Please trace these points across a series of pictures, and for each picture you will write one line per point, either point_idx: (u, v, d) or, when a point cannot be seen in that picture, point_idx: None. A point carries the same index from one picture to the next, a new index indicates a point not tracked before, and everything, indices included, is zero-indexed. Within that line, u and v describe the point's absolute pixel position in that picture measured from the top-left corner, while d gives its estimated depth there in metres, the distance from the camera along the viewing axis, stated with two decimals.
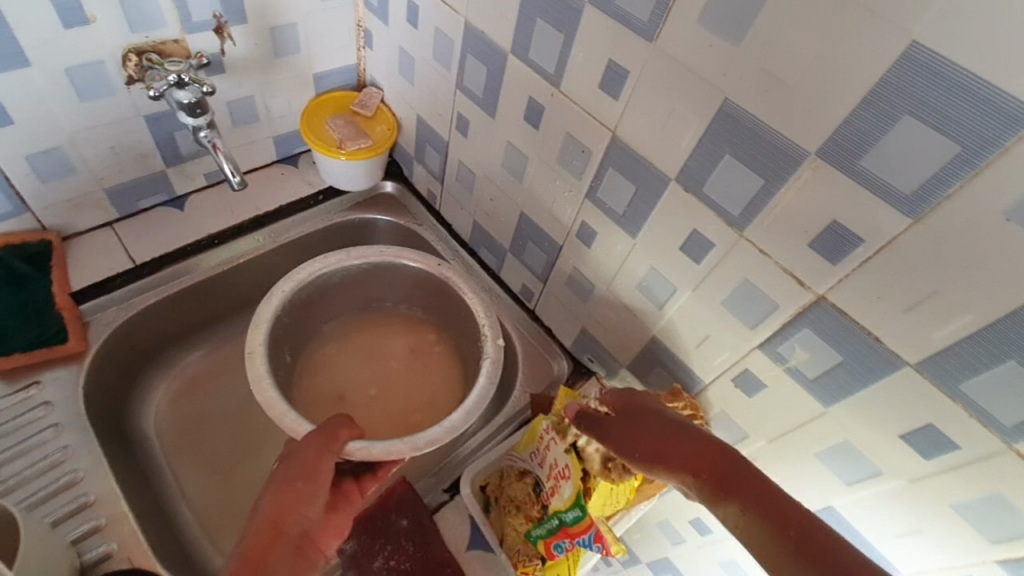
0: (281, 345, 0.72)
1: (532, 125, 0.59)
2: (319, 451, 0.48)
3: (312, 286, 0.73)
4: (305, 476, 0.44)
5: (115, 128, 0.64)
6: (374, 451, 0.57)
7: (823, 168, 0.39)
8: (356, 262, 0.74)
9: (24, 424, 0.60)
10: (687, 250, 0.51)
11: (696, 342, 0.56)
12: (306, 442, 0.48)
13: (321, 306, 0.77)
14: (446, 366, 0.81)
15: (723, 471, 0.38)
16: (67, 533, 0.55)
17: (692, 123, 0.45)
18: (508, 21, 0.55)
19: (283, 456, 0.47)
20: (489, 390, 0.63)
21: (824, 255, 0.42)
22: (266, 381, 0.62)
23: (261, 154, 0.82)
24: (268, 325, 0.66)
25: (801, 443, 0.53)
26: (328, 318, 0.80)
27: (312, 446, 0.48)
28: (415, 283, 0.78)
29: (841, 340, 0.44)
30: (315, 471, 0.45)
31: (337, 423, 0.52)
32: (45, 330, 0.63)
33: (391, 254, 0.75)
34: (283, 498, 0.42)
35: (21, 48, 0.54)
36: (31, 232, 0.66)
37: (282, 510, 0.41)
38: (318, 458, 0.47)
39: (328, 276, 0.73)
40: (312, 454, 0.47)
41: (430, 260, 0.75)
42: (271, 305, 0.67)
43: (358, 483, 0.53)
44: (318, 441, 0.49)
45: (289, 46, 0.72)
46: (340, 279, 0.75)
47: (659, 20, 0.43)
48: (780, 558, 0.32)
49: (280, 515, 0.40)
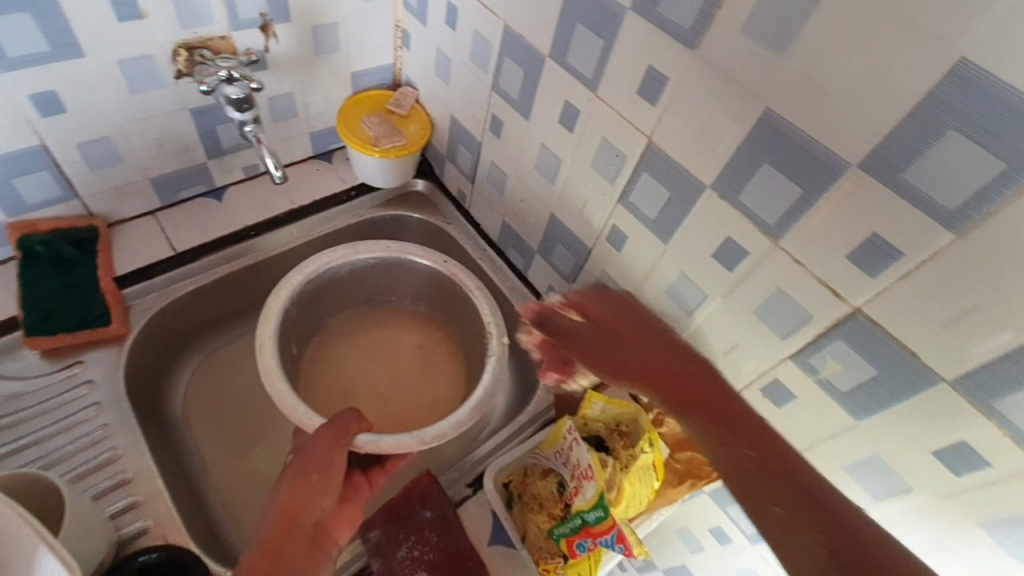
0: (289, 337, 0.73)
1: (567, 128, 0.60)
2: (331, 444, 0.50)
3: (319, 281, 0.75)
4: (318, 470, 0.47)
5: (163, 120, 0.67)
6: (382, 445, 0.58)
7: (865, 181, 0.39)
8: (364, 256, 0.76)
9: (68, 401, 0.63)
10: (720, 258, 0.52)
11: (725, 349, 0.56)
12: (318, 438, 0.50)
13: (327, 300, 0.79)
14: (448, 365, 0.82)
15: (694, 389, 0.45)
16: (106, 507, 0.58)
17: (730, 131, 0.45)
18: (548, 25, 0.56)
19: (299, 452, 0.49)
20: (494, 387, 0.65)
21: (861, 268, 0.42)
22: (275, 375, 0.63)
23: (298, 149, 0.84)
24: (277, 318, 0.68)
25: (828, 455, 0.53)
26: (335, 312, 0.81)
27: (325, 439, 0.50)
28: (424, 281, 0.80)
29: (876, 352, 0.44)
30: (328, 465, 0.48)
31: (348, 418, 0.54)
32: (90, 312, 0.66)
33: (399, 249, 0.77)
34: (298, 492, 0.45)
35: (77, 39, 0.56)
36: (79, 217, 0.69)
37: (297, 503, 0.44)
38: (330, 453, 0.49)
39: (334, 271, 0.75)
40: (324, 448, 0.49)
41: (435, 256, 0.76)
42: (281, 299, 0.69)
43: (368, 475, 0.57)
44: (329, 437, 0.51)
45: (329, 45, 0.73)
46: (347, 274, 0.77)
47: (702, 29, 0.43)
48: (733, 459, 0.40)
49: (294, 509, 0.44)
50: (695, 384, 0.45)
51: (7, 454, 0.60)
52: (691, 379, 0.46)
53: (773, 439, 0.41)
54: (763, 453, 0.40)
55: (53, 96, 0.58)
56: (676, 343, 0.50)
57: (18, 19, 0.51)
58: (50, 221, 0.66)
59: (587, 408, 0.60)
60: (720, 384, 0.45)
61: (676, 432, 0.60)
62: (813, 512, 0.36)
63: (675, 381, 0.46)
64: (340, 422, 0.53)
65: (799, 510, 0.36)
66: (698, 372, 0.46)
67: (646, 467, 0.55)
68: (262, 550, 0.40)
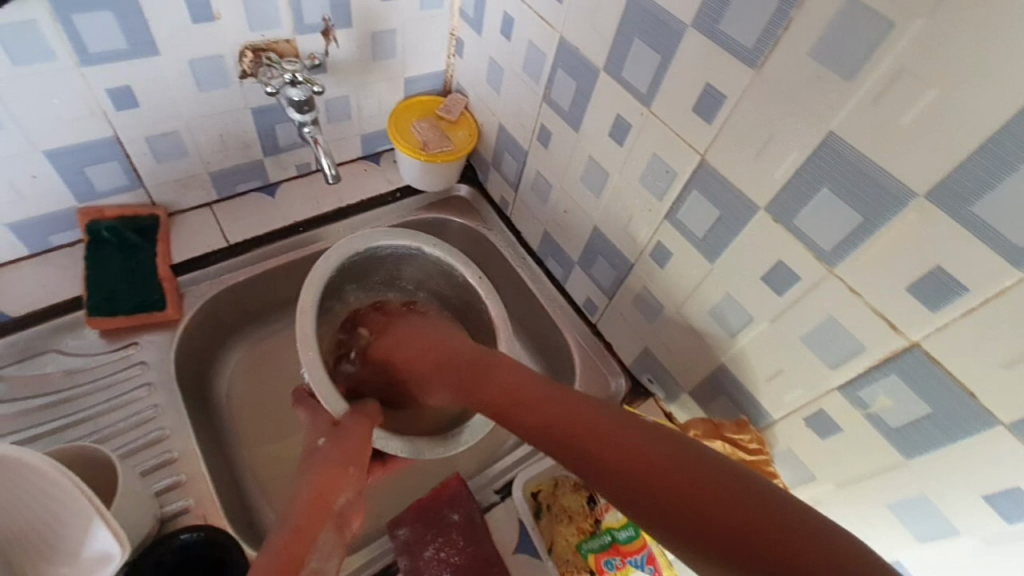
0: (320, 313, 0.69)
1: (617, 141, 0.60)
2: (364, 437, 0.53)
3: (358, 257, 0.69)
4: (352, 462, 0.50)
5: (227, 118, 0.70)
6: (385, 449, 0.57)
7: (931, 213, 0.38)
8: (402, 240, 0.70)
9: (121, 380, 0.66)
10: (770, 281, 0.51)
11: (768, 376, 0.55)
12: (350, 427, 0.54)
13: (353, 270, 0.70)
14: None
15: (522, 404, 0.49)
16: (153, 484, 0.60)
17: (788, 155, 0.44)
18: (604, 39, 0.56)
19: (333, 438, 0.52)
20: None
21: (922, 301, 0.41)
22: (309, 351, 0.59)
23: (349, 150, 0.86)
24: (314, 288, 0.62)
25: (870, 491, 0.52)
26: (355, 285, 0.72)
27: (357, 433, 0.53)
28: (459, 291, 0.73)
29: (931, 389, 0.43)
30: (360, 455, 0.51)
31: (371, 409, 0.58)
32: (148, 296, 0.69)
33: (431, 243, 0.70)
34: (329, 478, 0.47)
35: (153, 38, 0.58)
36: (142, 206, 0.72)
37: (327, 489, 0.46)
38: (363, 442, 0.52)
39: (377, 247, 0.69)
40: (359, 438, 0.53)
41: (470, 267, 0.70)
42: (322, 268, 0.64)
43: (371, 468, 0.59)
44: (365, 425, 0.55)
45: (385, 50, 0.75)
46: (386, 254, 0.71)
47: (767, 49, 0.42)
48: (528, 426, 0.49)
49: (325, 492, 0.46)
50: (508, 386, 0.52)
51: (63, 427, 0.63)
52: (486, 378, 0.54)
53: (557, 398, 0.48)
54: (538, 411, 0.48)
55: (127, 91, 0.61)
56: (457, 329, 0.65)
57: (102, 18, 0.54)
58: (116, 209, 0.70)
59: None
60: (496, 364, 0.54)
61: None
62: (728, 517, 0.35)
63: (480, 388, 0.53)
64: (365, 411, 0.57)
65: (608, 466, 0.42)
66: (493, 371, 0.54)
67: None
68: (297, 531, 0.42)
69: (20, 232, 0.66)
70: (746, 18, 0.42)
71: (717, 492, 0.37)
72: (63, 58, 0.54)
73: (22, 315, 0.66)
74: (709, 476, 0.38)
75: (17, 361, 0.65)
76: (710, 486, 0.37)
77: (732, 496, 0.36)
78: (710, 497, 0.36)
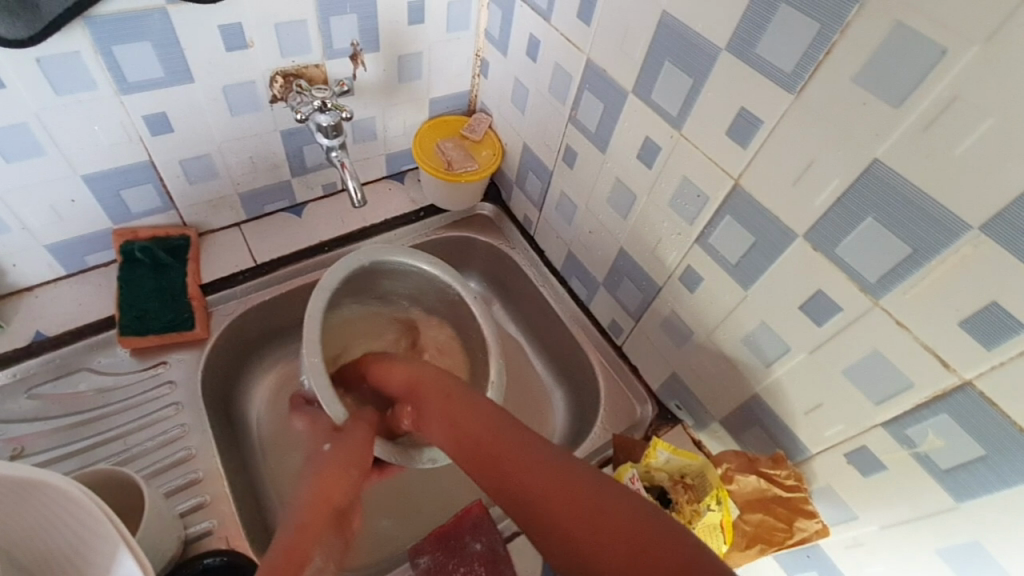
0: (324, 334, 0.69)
1: (645, 164, 0.59)
2: (365, 441, 0.55)
3: (367, 271, 0.69)
4: (352, 465, 0.52)
5: (257, 141, 0.71)
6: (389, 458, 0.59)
7: (987, 247, 0.35)
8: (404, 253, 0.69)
9: (151, 399, 0.67)
10: (808, 310, 0.49)
11: (806, 409, 0.53)
12: (352, 431, 0.56)
13: (356, 284, 0.70)
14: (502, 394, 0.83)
15: (477, 443, 0.48)
16: (177, 505, 0.60)
17: (829, 183, 0.42)
18: (633, 61, 0.55)
19: (337, 443, 0.54)
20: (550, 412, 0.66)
21: (976, 338, 0.38)
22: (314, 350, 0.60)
23: (375, 170, 0.87)
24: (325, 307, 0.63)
25: (918, 536, 0.49)
26: (355, 299, 0.72)
27: (360, 433, 0.56)
28: (454, 308, 0.73)
29: (985, 431, 0.40)
30: (359, 461, 0.53)
31: (370, 415, 0.59)
32: (177, 316, 0.70)
33: (430, 263, 0.70)
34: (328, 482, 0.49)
35: (188, 66, 0.59)
36: (174, 226, 0.74)
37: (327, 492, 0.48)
38: (364, 448, 0.54)
39: (386, 262, 0.69)
40: (362, 442, 0.55)
41: (473, 292, 0.70)
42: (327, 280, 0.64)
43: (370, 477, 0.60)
44: (366, 430, 0.56)
45: (412, 72, 0.76)
46: (391, 270, 0.70)
47: (806, 73, 0.41)
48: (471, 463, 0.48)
49: (327, 494, 0.48)
50: (466, 413, 0.51)
51: (92, 447, 0.63)
52: (460, 409, 0.52)
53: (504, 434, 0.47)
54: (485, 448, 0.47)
55: (162, 117, 0.62)
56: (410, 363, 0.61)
57: (140, 48, 0.55)
58: (149, 230, 0.71)
59: (652, 457, 0.58)
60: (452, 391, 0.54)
61: (745, 493, 0.58)
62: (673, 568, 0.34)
63: (451, 418, 0.51)
64: (364, 416, 0.59)
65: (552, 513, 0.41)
66: (465, 403, 0.52)
67: (712, 525, 0.56)
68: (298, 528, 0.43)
69: (59, 252, 0.67)
70: (785, 43, 0.41)
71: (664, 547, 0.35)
72: (103, 88, 0.56)
73: (58, 333, 0.67)
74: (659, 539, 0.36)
75: (53, 378, 0.66)
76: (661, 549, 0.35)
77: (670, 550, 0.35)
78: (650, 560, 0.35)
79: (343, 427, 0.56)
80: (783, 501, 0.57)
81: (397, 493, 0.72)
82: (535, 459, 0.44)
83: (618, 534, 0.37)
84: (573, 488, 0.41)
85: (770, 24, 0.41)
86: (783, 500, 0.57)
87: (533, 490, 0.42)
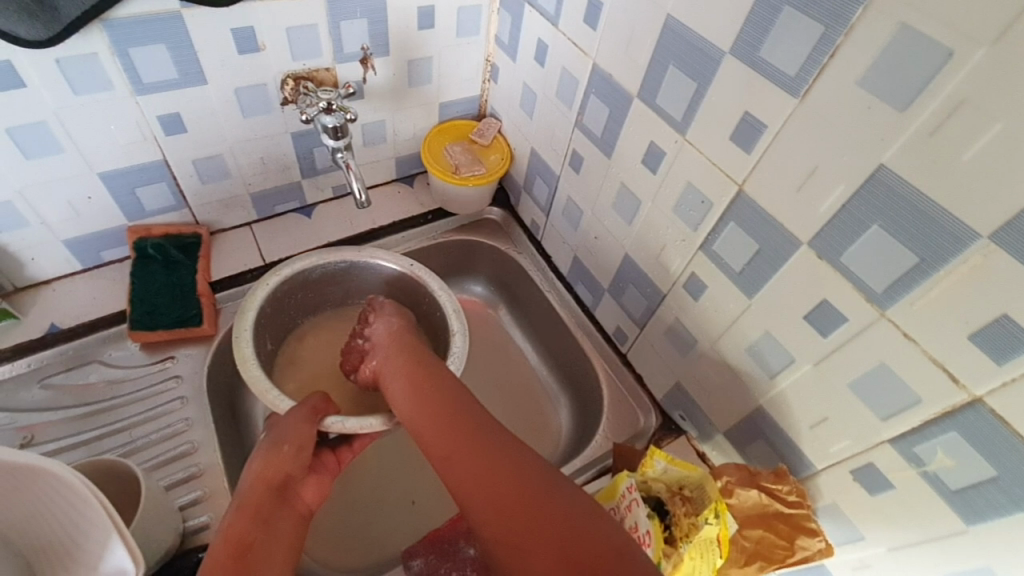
0: (264, 332, 0.68)
1: (650, 168, 0.58)
2: (304, 422, 0.55)
3: (298, 284, 0.71)
4: (291, 444, 0.53)
5: (269, 142, 0.72)
6: (349, 426, 0.57)
7: (996, 256, 0.34)
8: (328, 261, 0.71)
9: (157, 392, 0.68)
10: (813, 320, 0.47)
11: (811, 423, 0.51)
12: (288, 418, 0.55)
13: (299, 297, 0.72)
14: (502, 397, 0.83)
15: (449, 428, 0.50)
16: (177, 498, 0.61)
17: (834, 189, 0.41)
18: (639, 66, 0.54)
19: (276, 428, 0.55)
20: None
21: (986, 352, 0.36)
22: (251, 364, 0.61)
23: (385, 173, 0.88)
24: (255, 314, 0.65)
25: (928, 559, 0.47)
26: (311, 311, 0.75)
27: (297, 418, 0.55)
28: (399, 288, 0.75)
29: (997, 451, 0.38)
30: (303, 440, 0.54)
31: (315, 399, 0.58)
32: (186, 312, 0.71)
33: (356, 252, 0.72)
34: (272, 461, 0.52)
35: (201, 68, 0.61)
36: (187, 225, 0.75)
37: (271, 470, 0.51)
38: (309, 428, 0.55)
39: (307, 273, 0.71)
40: (302, 423, 0.55)
41: (402, 257, 0.73)
42: (252, 296, 0.66)
43: (338, 453, 0.59)
44: (303, 413, 0.56)
45: (422, 76, 0.77)
46: (322, 277, 0.72)
47: (810, 77, 0.40)
48: (435, 441, 0.50)
49: (266, 474, 0.51)
50: (442, 397, 0.54)
51: (99, 437, 0.65)
52: (432, 384, 0.55)
53: (482, 422, 0.50)
54: (454, 435, 0.49)
55: (176, 117, 0.63)
56: (412, 336, 0.63)
57: (155, 50, 0.57)
58: (162, 227, 0.73)
59: (649, 466, 0.57)
60: (440, 371, 0.57)
61: (746, 508, 0.56)
62: (594, 558, 0.38)
63: (421, 391, 0.55)
64: (310, 401, 0.58)
65: (511, 505, 0.43)
66: (443, 384, 0.55)
67: (708, 539, 0.53)
68: (241, 513, 0.46)
69: (75, 247, 0.69)
70: (788, 47, 0.40)
71: (589, 534, 0.40)
72: (119, 88, 0.58)
73: (71, 326, 0.69)
74: (589, 528, 0.40)
75: (65, 369, 0.68)
76: (587, 537, 0.40)
77: (596, 540, 0.40)
78: (579, 545, 0.39)
79: (282, 418, 0.56)
80: (784, 518, 0.55)
81: (395, 492, 0.72)
82: (506, 456, 0.46)
83: (556, 525, 0.41)
84: (520, 479, 0.44)
85: (773, 28, 0.40)
86: (785, 516, 0.55)
87: (494, 489, 0.44)
